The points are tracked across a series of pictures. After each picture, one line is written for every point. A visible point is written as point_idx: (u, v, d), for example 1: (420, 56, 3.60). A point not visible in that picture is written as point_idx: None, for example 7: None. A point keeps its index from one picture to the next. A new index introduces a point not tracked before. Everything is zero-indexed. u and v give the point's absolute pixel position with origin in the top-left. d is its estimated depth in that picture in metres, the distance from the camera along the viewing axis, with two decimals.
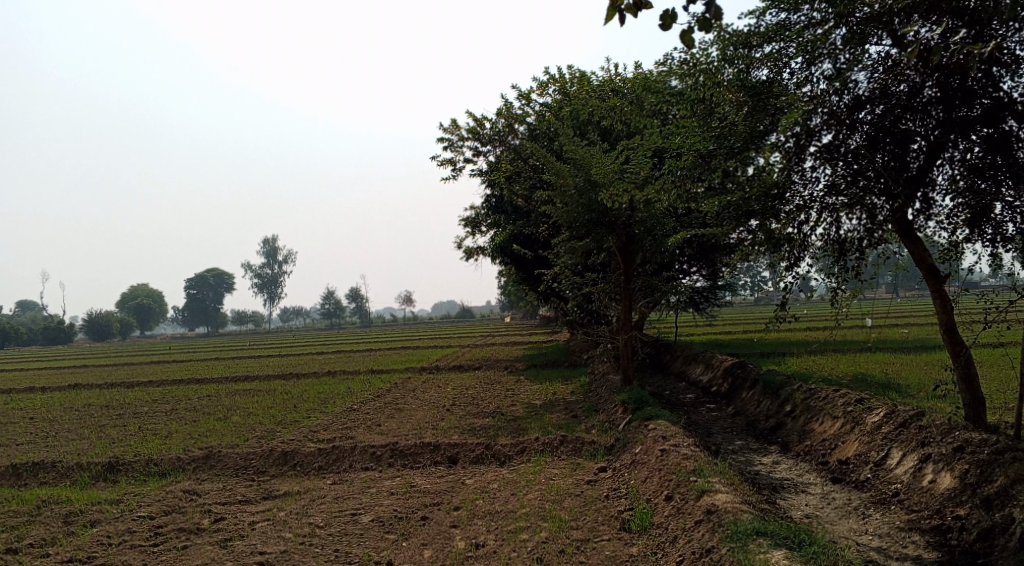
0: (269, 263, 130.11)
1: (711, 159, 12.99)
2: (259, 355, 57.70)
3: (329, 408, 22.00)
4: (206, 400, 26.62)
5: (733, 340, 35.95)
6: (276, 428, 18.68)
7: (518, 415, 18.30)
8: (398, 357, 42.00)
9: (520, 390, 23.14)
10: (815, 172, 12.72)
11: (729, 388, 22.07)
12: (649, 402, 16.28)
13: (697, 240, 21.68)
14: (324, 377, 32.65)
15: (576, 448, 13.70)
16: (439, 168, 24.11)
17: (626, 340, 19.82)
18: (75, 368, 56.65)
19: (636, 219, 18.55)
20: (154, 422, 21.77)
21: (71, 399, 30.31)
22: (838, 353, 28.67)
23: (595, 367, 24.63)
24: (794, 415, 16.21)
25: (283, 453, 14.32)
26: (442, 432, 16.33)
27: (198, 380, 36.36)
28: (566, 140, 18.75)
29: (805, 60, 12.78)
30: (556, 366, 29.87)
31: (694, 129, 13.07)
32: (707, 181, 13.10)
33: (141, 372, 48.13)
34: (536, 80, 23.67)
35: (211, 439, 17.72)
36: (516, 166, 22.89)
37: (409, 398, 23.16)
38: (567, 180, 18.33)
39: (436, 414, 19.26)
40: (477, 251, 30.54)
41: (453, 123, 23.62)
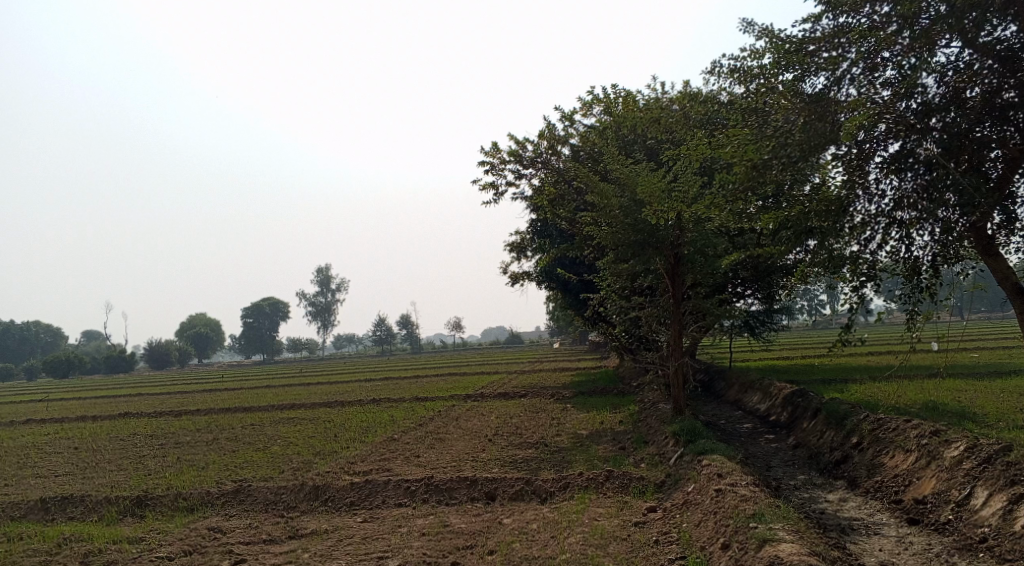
0: (322, 292, 131.24)
1: (766, 171, 11.84)
2: (309, 383, 57.66)
3: (369, 438, 21.36)
4: (248, 429, 26.23)
5: (792, 366, 34.54)
6: (313, 460, 18.06)
7: (563, 447, 17.41)
8: (445, 385, 41.35)
9: (567, 420, 22.23)
10: (883, 184, 11.74)
11: (788, 418, 20.87)
12: (702, 434, 15.27)
13: (751, 262, 20.63)
14: (369, 406, 32.09)
15: (624, 485, 12.76)
16: (480, 191, 23.49)
17: (677, 367, 18.84)
18: (130, 396, 57.27)
19: (685, 239, 17.66)
20: (193, 452, 21.35)
21: (117, 428, 30.21)
22: (905, 380, 27.19)
23: (645, 396, 23.60)
24: (861, 449, 15.02)
25: (315, 488, 13.65)
26: (483, 466, 15.52)
27: (244, 409, 36.15)
28: (610, 159, 17.99)
29: (867, 66, 11.82)
30: (606, 394, 28.87)
31: (746, 136, 12.00)
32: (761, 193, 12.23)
33: (193, 399, 48.31)
34: (580, 99, 22.97)
35: (246, 471, 17.16)
36: (560, 188, 22.17)
37: (452, 427, 22.41)
38: (612, 200, 17.56)
39: (479, 445, 18.47)
40: (523, 277, 29.82)
41: (495, 145, 23.01)
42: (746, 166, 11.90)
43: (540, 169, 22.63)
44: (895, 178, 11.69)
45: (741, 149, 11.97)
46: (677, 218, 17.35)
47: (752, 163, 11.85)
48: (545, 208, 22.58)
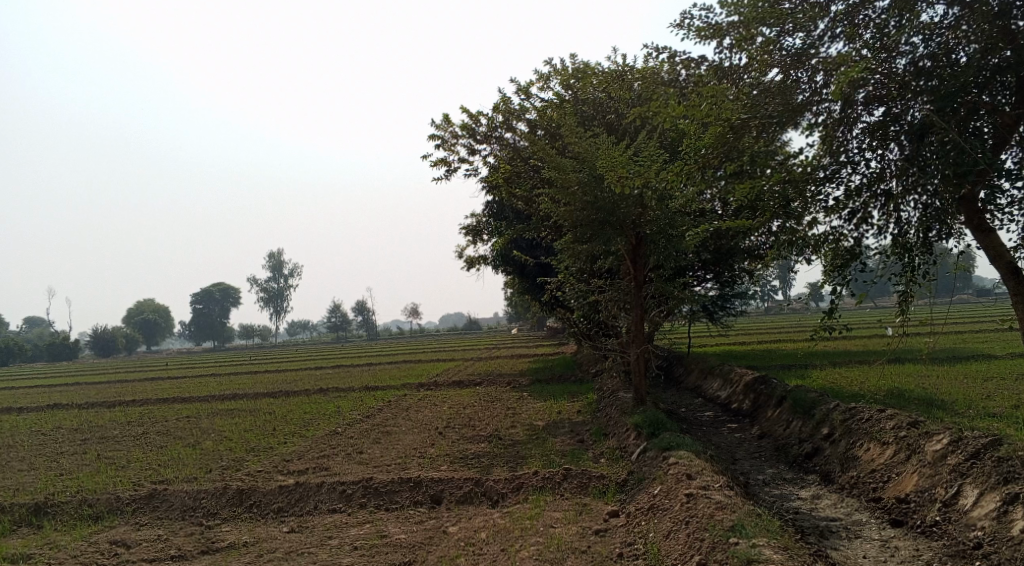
0: (275, 278, 128.40)
1: (741, 132, 10.84)
2: (256, 371, 55.78)
3: (310, 432, 19.97)
4: (182, 423, 24.61)
5: (750, 352, 33.85)
6: (245, 458, 16.64)
7: (517, 440, 16.25)
8: (396, 372, 39.98)
9: (521, 409, 21.10)
10: (869, 154, 10.69)
11: (751, 406, 20.00)
12: (666, 426, 14.23)
13: (714, 244, 19.59)
14: (315, 396, 30.60)
15: (582, 485, 11.61)
16: (431, 168, 22.11)
17: (640, 355, 17.78)
18: (65, 386, 54.81)
19: (647, 218, 16.56)
20: (116, 449, 19.74)
21: (43, 421, 28.36)
22: (866, 365, 26.57)
23: (603, 384, 22.55)
24: (832, 440, 14.08)
25: (238, 492, 12.25)
26: (429, 463, 14.26)
27: (183, 399, 34.37)
28: (569, 132, 16.79)
29: (847, 23, 10.74)
30: (562, 381, 27.79)
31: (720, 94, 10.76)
32: (735, 161, 11.12)
33: (131, 389, 46.19)
34: (537, 72, 21.66)
35: (168, 471, 15.69)
36: (515, 166, 20.90)
37: (399, 419, 21.12)
38: (569, 176, 16.38)
39: (426, 440, 17.22)
40: (479, 260, 28.56)
41: (446, 118, 21.61)
42: (722, 125, 10.74)
43: (495, 145, 21.31)
44: (879, 148, 10.65)
45: (717, 105, 10.71)
46: (639, 195, 16.22)
47: (727, 122, 10.75)
48: (499, 187, 21.30)
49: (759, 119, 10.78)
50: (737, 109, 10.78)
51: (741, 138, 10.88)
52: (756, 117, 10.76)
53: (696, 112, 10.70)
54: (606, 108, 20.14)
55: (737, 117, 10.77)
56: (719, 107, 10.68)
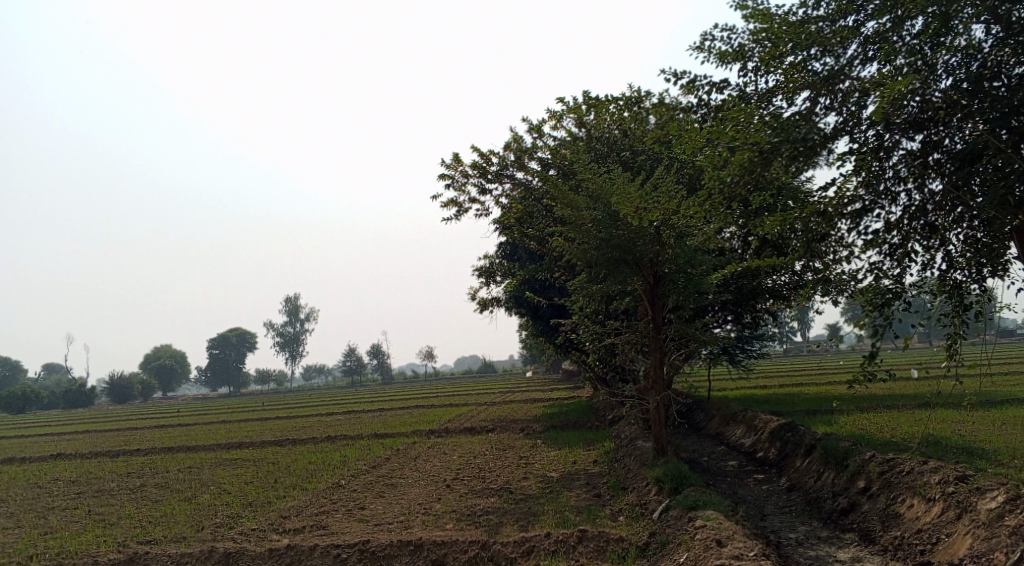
0: (290, 322, 128.02)
1: (774, 156, 9.88)
2: (268, 417, 54.88)
3: (313, 484, 19.08)
4: (183, 474, 23.77)
5: (773, 396, 32.60)
6: (241, 514, 15.75)
7: (530, 494, 15.28)
8: (409, 418, 38.98)
9: (534, 459, 20.10)
10: (909, 184, 9.81)
11: (778, 455, 18.87)
12: (690, 479, 13.21)
13: (737, 284, 18.66)
14: (323, 444, 29.67)
15: (598, 548, 10.65)
16: (441, 208, 21.41)
17: (660, 402, 16.77)
18: (75, 434, 54.19)
19: (666, 257, 15.72)
20: (112, 503, 18.91)
21: (44, 472, 27.62)
22: (897, 410, 25.29)
23: (621, 431, 21.51)
24: (871, 495, 12.97)
25: (224, 555, 11.46)
26: (434, 522, 13.32)
27: (189, 448, 33.52)
28: (583, 168, 16.07)
29: (879, 45, 9.94)
30: (578, 428, 26.74)
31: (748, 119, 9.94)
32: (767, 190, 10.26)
33: (142, 437, 45.37)
34: (550, 110, 21.02)
35: (159, 529, 14.84)
36: (528, 205, 20.16)
37: (407, 469, 20.18)
38: (583, 213, 15.59)
39: (433, 493, 16.28)
40: (493, 303, 27.74)
41: (456, 157, 20.97)
42: (750, 148, 9.96)
43: (506, 184, 20.61)
44: (919, 179, 9.76)
45: (743, 128, 10.06)
46: (656, 233, 15.40)
47: (754, 144, 9.94)
48: (511, 227, 20.52)
49: (794, 143, 9.79)
50: (765, 131, 9.97)
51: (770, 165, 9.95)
52: (789, 140, 9.79)
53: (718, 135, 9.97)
54: (621, 145, 19.43)
55: (765, 140, 9.90)
56: (746, 129, 10.01)
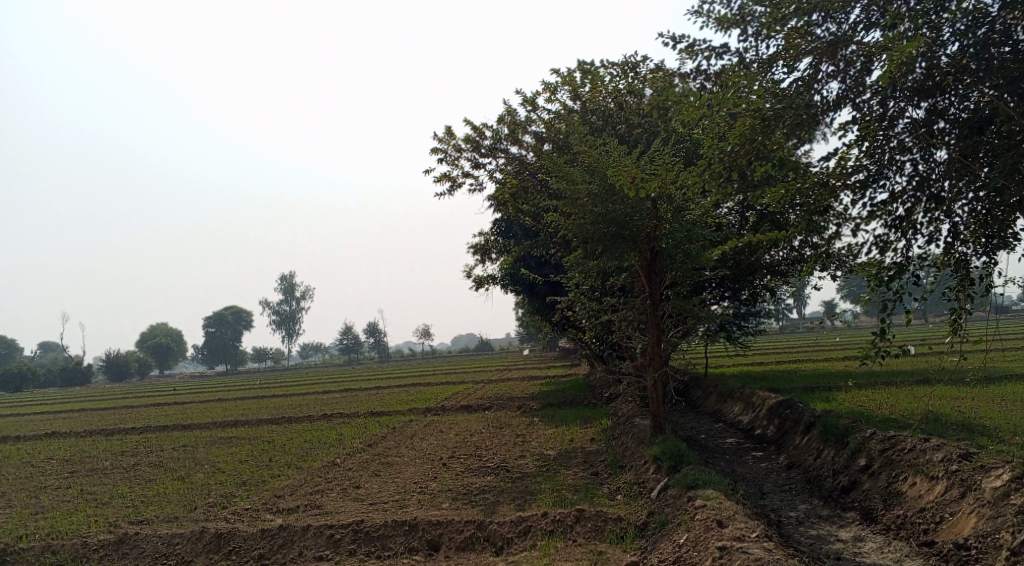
0: (287, 300, 127.68)
1: (777, 123, 9.78)
2: (264, 395, 54.71)
3: (307, 463, 18.90)
4: (177, 453, 23.58)
5: (771, 373, 32.45)
6: (234, 494, 15.57)
7: (526, 473, 15.10)
8: (405, 396, 38.82)
9: (530, 437, 19.92)
10: (914, 154, 9.53)
11: (776, 432, 18.71)
12: (689, 457, 13.02)
13: (735, 260, 18.39)
14: (319, 422, 29.49)
15: (596, 528, 10.49)
16: (435, 183, 21.08)
17: (657, 379, 16.56)
18: (70, 412, 53.95)
19: (663, 231, 15.44)
20: (104, 482, 18.72)
21: (37, 451, 27.42)
22: (896, 386, 25.13)
23: (618, 408, 21.33)
24: (872, 472, 12.79)
25: (215, 536, 11.31)
26: (429, 501, 13.15)
27: (184, 426, 33.33)
28: (579, 142, 15.74)
29: (883, 9, 9.63)
30: (575, 406, 26.57)
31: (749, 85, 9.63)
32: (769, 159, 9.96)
33: (137, 416, 45.16)
34: (545, 82, 20.64)
35: (150, 509, 14.66)
36: (523, 180, 19.84)
37: (402, 448, 20.01)
38: (579, 187, 15.29)
39: (428, 471, 16.11)
40: (488, 280, 27.47)
41: (448, 131, 20.60)
42: (752, 116, 9.83)
43: (501, 158, 20.27)
44: (925, 148, 9.48)
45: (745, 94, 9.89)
46: (653, 207, 15.10)
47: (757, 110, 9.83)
48: (506, 203, 20.20)
49: (798, 109, 9.73)
50: (766, 98, 9.88)
51: (773, 135, 9.80)
52: (793, 106, 9.73)
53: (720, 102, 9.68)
54: (617, 118, 19.10)
55: (767, 108, 9.80)
56: (749, 98, 9.85)
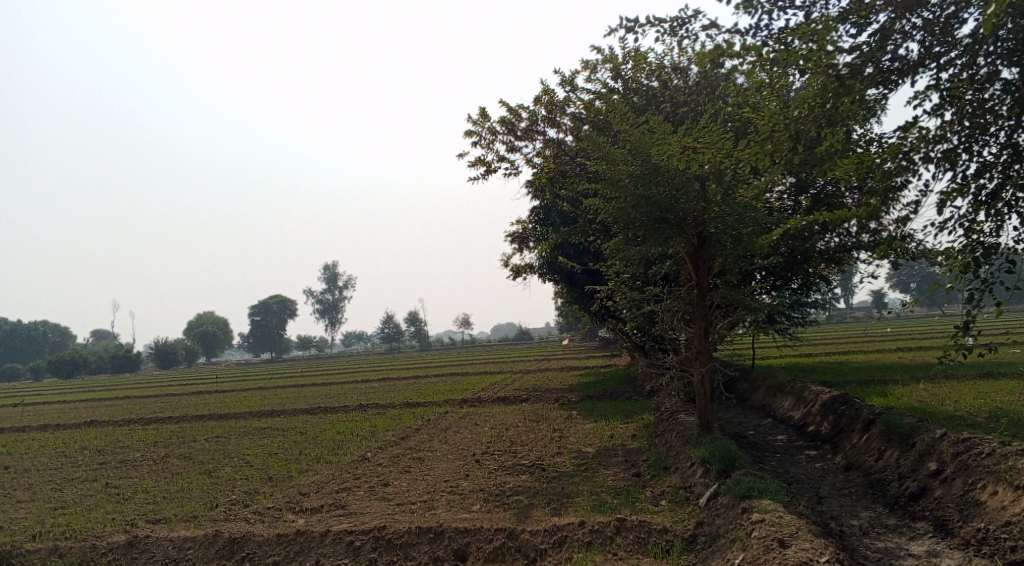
0: (330, 290, 128.36)
1: (851, 83, 8.90)
2: (305, 383, 54.60)
3: (336, 457, 18.26)
4: (208, 444, 23.12)
5: (821, 365, 31.07)
6: (258, 490, 14.95)
7: (563, 472, 14.25)
8: (443, 386, 38.12)
9: (568, 432, 19.02)
10: (1009, 120, 8.40)
11: (830, 429, 17.52)
12: (740, 459, 12.02)
13: (786, 245, 17.21)
14: (354, 413, 28.87)
15: (639, 540, 9.64)
16: (468, 168, 20.20)
17: (704, 374, 15.46)
18: (115, 399, 54.38)
19: (711, 215, 14.38)
20: (131, 475, 18.26)
21: (73, 441, 27.26)
22: (958, 380, 23.70)
23: (661, 402, 20.32)
24: (944, 478, 11.65)
25: (230, 541, 10.71)
26: (459, 502, 12.35)
27: (220, 416, 32.98)
28: (620, 119, 14.75)
29: None
30: (615, 399, 25.56)
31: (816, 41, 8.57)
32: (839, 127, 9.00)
33: (178, 404, 45.19)
34: (584, 61, 19.61)
35: (170, 505, 14.12)
36: (560, 163, 18.86)
37: (435, 442, 19.27)
38: (618, 168, 14.29)
39: (459, 469, 15.35)
40: (526, 269, 26.57)
41: (483, 113, 19.68)
42: (824, 73, 8.93)
43: (536, 141, 19.30)
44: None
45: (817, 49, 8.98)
46: (701, 188, 14.08)
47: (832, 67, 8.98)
48: (543, 187, 19.23)
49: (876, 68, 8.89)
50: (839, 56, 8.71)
51: (845, 98, 8.95)
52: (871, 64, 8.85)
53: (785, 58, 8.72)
54: (661, 98, 18.01)
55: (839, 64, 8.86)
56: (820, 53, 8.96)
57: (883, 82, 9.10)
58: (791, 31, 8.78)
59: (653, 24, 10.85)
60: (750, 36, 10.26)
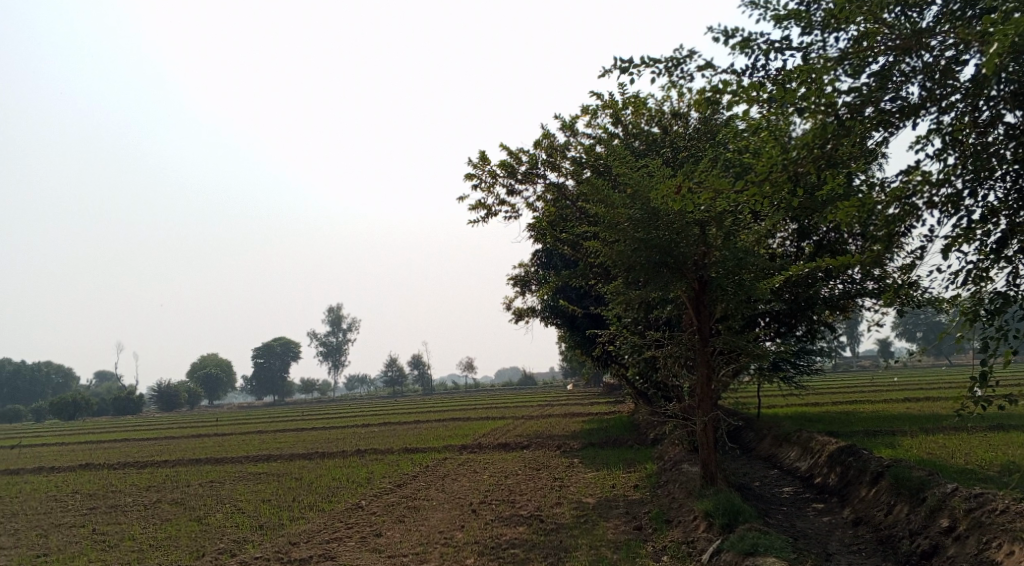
0: (334, 333, 128.01)
1: (851, 125, 8.74)
2: (305, 427, 53.98)
3: (330, 504, 17.80)
4: (200, 490, 22.63)
5: (827, 414, 30.55)
6: (246, 540, 14.50)
7: (562, 524, 13.80)
8: (444, 432, 37.55)
9: (569, 481, 18.54)
10: (1014, 164, 8.22)
11: (837, 481, 17.05)
12: (745, 513, 11.60)
13: (790, 292, 16.93)
14: (352, 459, 28.33)
15: None
16: (469, 211, 20.06)
17: (707, 424, 15.06)
18: (112, 441, 53.75)
19: (712, 260, 14.15)
20: (118, 522, 17.80)
21: (64, 484, 26.74)
22: (967, 431, 23.20)
23: (664, 451, 19.85)
24: (957, 536, 11.22)
25: None
26: (453, 556, 11.91)
27: (216, 461, 32.43)
28: (619, 163, 14.62)
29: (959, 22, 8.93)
30: (617, 447, 25.06)
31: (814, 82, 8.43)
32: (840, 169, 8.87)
33: (175, 447, 44.61)
34: (586, 105, 19.57)
35: (155, 554, 13.67)
36: (561, 207, 18.70)
37: (432, 490, 18.80)
38: (618, 211, 14.11)
39: (455, 519, 14.90)
40: (528, 314, 26.30)
41: (483, 156, 19.60)
42: (826, 113, 8.86)
43: (537, 184, 19.17)
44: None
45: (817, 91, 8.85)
46: (701, 233, 13.88)
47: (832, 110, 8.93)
48: (544, 232, 19.05)
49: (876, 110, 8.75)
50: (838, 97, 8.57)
51: (847, 139, 8.88)
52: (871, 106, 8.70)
53: (783, 97, 8.61)
54: (662, 143, 17.92)
55: (839, 104, 8.77)
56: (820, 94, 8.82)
57: (883, 125, 8.94)
58: (789, 71, 8.70)
59: (649, 64, 10.73)
60: (747, 76, 10.18)
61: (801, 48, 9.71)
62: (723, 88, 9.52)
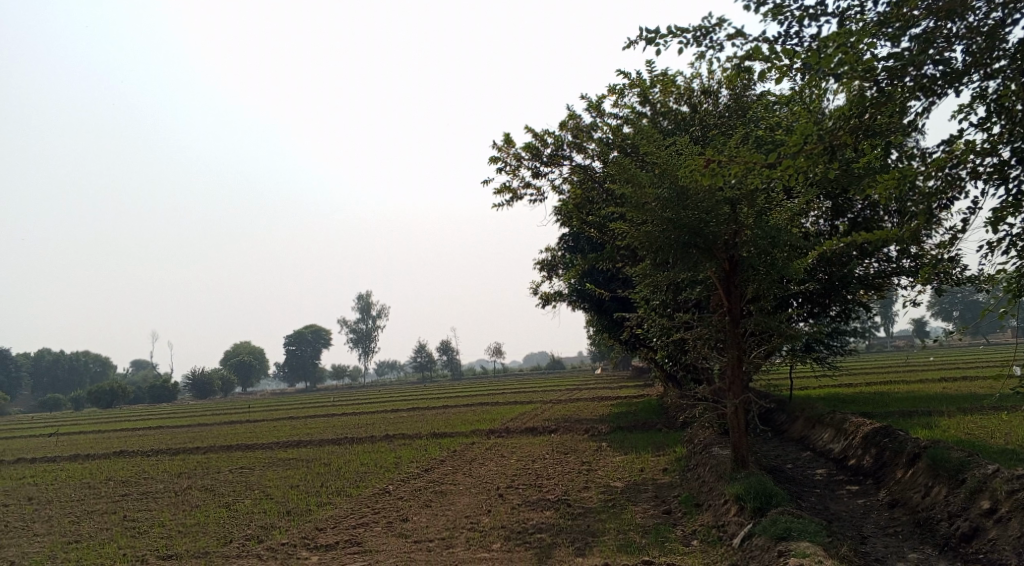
0: (363, 319, 128.67)
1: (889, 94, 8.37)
2: (335, 413, 54.26)
3: (357, 490, 17.77)
4: (230, 476, 22.74)
5: (861, 395, 30.01)
6: (274, 525, 14.49)
7: (591, 508, 13.62)
8: (472, 416, 37.49)
9: (597, 465, 18.35)
10: None
11: (872, 463, 16.68)
12: (777, 496, 11.34)
13: (823, 271, 16.53)
14: (380, 444, 28.35)
15: None
16: (493, 195, 19.83)
17: (738, 406, 14.74)
18: (146, 429, 54.42)
19: (743, 239, 13.80)
20: (149, 508, 17.91)
21: (98, 471, 27.04)
22: (1007, 411, 22.64)
23: (694, 434, 19.57)
24: (1000, 519, 10.86)
25: None
26: (479, 541, 11.80)
27: (246, 447, 32.65)
28: (646, 141, 14.30)
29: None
30: (647, 431, 24.80)
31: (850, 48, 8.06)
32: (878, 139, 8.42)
33: (207, 433, 45.02)
34: (611, 85, 19.22)
35: (183, 541, 13.71)
36: (587, 189, 18.41)
37: (459, 474, 18.71)
38: (645, 190, 13.81)
39: (482, 504, 14.78)
40: (554, 297, 26.06)
41: (507, 138, 19.33)
42: (862, 81, 8.50)
43: (562, 166, 18.88)
44: None
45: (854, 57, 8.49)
46: (731, 212, 13.56)
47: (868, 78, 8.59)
48: (569, 214, 18.77)
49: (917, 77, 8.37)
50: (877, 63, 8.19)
51: (884, 108, 8.53)
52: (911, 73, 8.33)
53: (817, 64, 8.27)
54: (690, 121, 17.53)
55: (877, 71, 8.40)
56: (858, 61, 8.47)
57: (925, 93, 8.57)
58: (824, 36, 8.34)
59: (676, 36, 10.40)
60: (778, 44, 9.84)
61: (835, 14, 9.33)
62: (753, 56, 9.18)
